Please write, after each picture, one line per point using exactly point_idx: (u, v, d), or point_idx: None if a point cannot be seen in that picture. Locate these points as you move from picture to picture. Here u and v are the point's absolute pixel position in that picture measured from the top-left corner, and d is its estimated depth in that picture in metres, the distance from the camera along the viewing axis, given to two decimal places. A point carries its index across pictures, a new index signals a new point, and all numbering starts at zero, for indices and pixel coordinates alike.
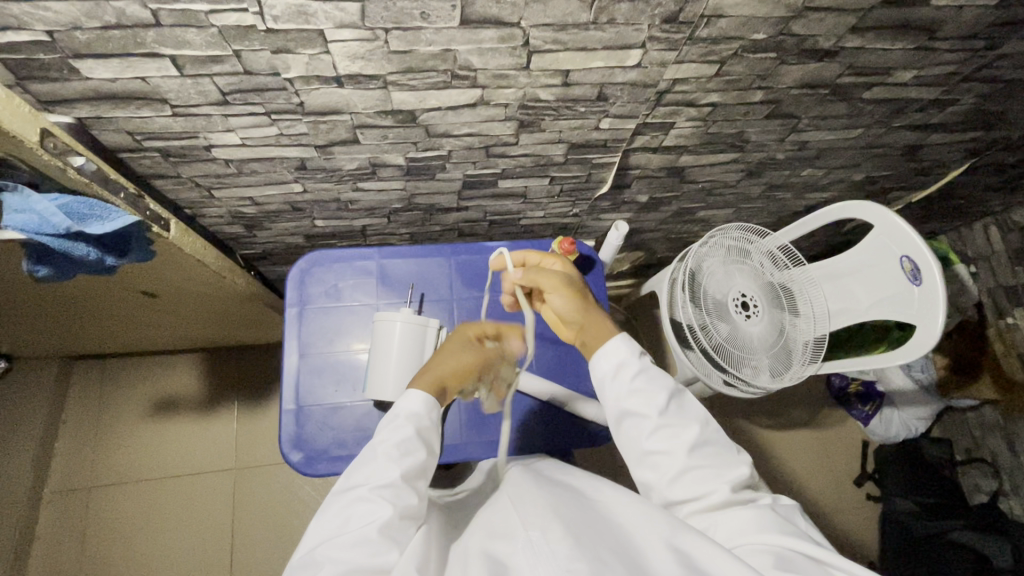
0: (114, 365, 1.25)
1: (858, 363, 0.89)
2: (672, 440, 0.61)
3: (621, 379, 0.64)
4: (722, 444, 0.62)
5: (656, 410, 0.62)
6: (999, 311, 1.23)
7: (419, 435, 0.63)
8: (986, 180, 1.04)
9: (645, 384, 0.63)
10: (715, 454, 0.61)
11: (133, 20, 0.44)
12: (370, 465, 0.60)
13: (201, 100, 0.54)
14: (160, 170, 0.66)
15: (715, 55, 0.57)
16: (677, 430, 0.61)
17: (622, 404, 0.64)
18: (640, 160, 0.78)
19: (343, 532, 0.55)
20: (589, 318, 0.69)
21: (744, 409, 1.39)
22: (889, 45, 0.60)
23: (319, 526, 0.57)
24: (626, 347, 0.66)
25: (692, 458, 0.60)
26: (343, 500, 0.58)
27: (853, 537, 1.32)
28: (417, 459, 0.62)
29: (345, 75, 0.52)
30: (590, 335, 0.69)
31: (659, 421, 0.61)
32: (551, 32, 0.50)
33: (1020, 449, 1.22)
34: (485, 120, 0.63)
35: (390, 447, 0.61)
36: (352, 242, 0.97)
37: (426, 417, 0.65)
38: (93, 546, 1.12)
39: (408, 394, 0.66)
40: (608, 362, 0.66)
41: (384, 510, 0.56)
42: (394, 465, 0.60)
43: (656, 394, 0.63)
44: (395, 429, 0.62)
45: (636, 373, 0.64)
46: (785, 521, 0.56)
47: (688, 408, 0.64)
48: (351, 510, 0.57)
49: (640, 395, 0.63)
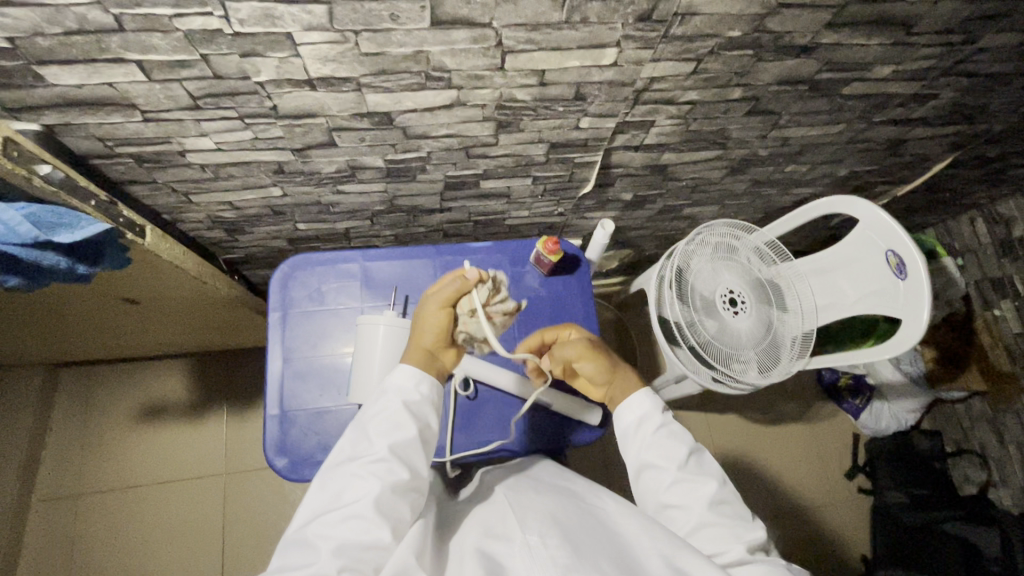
0: (100, 371, 1.24)
1: (847, 359, 0.88)
2: (690, 495, 0.62)
3: (644, 430, 0.66)
4: (740, 507, 0.62)
5: (676, 463, 0.63)
6: (986, 303, 1.23)
7: (409, 409, 0.62)
8: (970, 173, 1.05)
9: (666, 437, 0.65)
10: (732, 513, 0.61)
11: (96, 26, 0.43)
12: (361, 441, 0.60)
13: (171, 104, 0.53)
14: (135, 176, 0.65)
15: (691, 53, 0.56)
16: (694, 484, 0.62)
17: (642, 454, 0.65)
18: (622, 158, 0.77)
19: (333, 507, 0.56)
20: (617, 376, 0.71)
21: (735, 405, 1.39)
22: (865, 41, 0.60)
23: (313, 500, 0.58)
24: (650, 402, 0.68)
25: (708, 513, 0.60)
26: (335, 475, 0.58)
27: (846, 530, 1.32)
28: (406, 433, 0.61)
29: (317, 78, 0.52)
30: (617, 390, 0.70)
31: (677, 473, 0.62)
32: (524, 31, 0.50)
33: (1009, 440, 1.23)
34: (463, 121, 0.62)
35: (379, 422, 0.60)
36: (337, 244, 0.96)
37: (415, 391, 0.63)
38: (82, 553, 1.12)
39: (399, 368, 0.65)
40: (631, 414, 0.67)
41: (372, 485, 0.56)
42: (383, 440, 0.59)
43: (677, 448, 0.64)
44: (384, 404, 0.62)
45: (658, 427, 0.66)
46: None
47: (707, 466, 0.65)
48: (342, 486, 0.57)
49: (661, 446, 0.64)
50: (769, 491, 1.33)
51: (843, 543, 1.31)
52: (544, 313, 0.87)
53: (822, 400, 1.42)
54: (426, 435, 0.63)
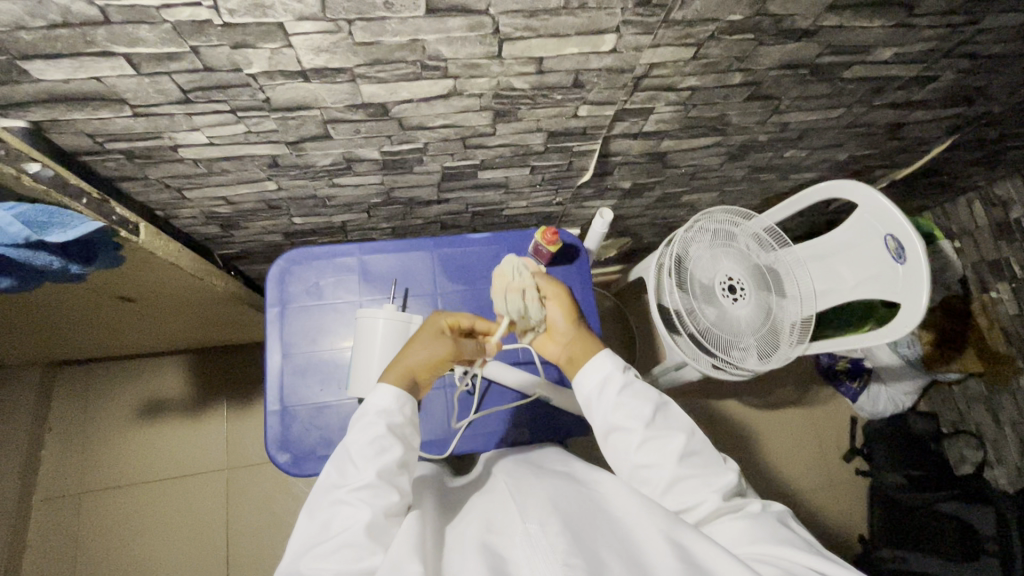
0: (98, 370, 1.23)
1: (843, 343, 0.89)
2: (660, 452, 0.62)
3: (607, 394, 0.65)
4: (710, 456, 0.63)
5: (642, 422, 0.63)
6: (983, 285, 1.24)
7: (393, 432, 0.62)
8: (968, 155, 1.04)
9: (629, 399, 0.65)
10: (702, 463, 0.62)
11: (81, 18, 0.42)
12: (346, 468, 0.60)
13: (162, 98, 0.52)
14: (126, 173, 0.64)
15: (692, 38, 0.55)
16: (662, 441, 0.62)
17: (609, 419, 0.65)
18: (621, 146, 0.77)
19: (324, 538, 0.55)
20: (580, 332, 0.70)
21: (734, 391, 1.40)
22: (868, 23, 0.59)
23: (303, 531, 0.57)
24: (610, 364, 0.68)
25: (680, 468, 0.61)
26: (324, 505, 0.58)
27: (844, 511, 1.34)
28: (393, 454, 0.61)
29: (310, 69, 0.51)
30: (577, 352, 0.69)
31: (645, 433, 0.63)
32: (522, 18, 0.49)
33: (1005, 420, 1.24)
34: (460, 111, 0.61)
35: (362, 448, 0.60)
36: (333, 237, 0.95)
37: (398, 412, 0.64)
38: (86, 552, 1.12)
39: (378, 389, 0.65)
40: (592, 378, 0.67)
41: (362, 513, 0.56)
42: (369, 465, 0.59)
43: (641, 407, 0.64)
44: (367, 430, 0.61)
45: (620, 388, 0.65)
46: (777, 526, 0.56)
47: (674, 420, 0.65)
48: (331, 515, 0.57)
49: (626, 408, 0.64)
50: (768, 475, 1.34)
51: (841, 524, 1.32)
52: None
53: (820, 384, 1.43)
54: (410, 459, 0.63)
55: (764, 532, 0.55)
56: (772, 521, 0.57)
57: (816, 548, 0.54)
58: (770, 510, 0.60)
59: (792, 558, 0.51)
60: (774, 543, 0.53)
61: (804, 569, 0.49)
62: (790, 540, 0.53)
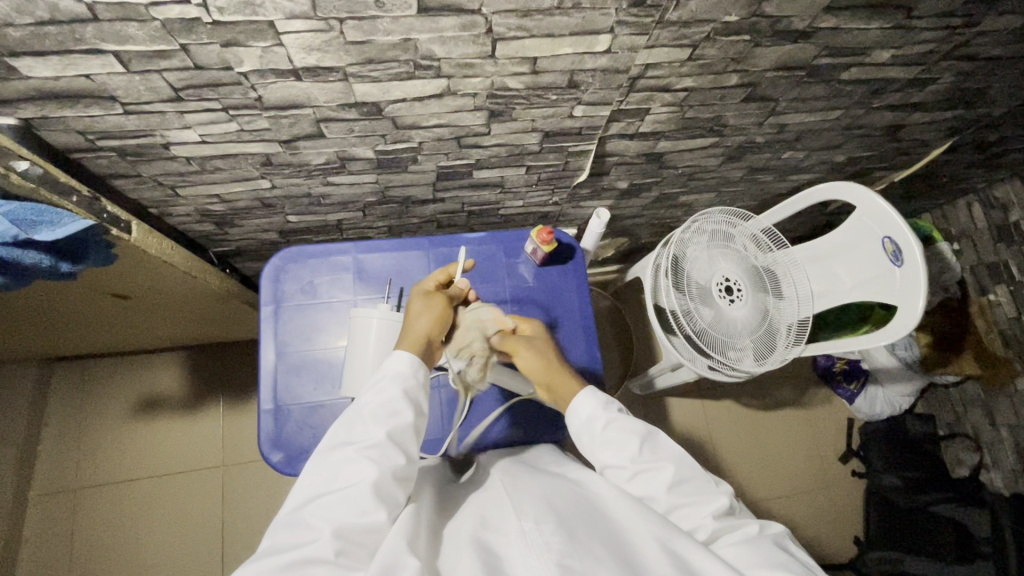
0: (94, 366, 1.23)
1: (840, 346, 0.88)
2: (651, 484, 0.62)
3: (595, 431, 0.66)
4: (702, 480, 0.62)
5: (630, 458, 0.63)
6: (982, 287, 1.23)
7: (406, 396, 0.62)
8: (968, 158, 1.04)
9: (615, 434, 0.65)
10: (693, 490, 0.61)
11: (68, 15, 0.41)
12: (355, 426, 0.60)
13: (152, 96, 0.52)
14: (118, 170, 0.63)
15: (687, 39, 0.55)
16: (652, 473, 0.62)
17: (600, 456, 0.65)
18: (617, 146, 0.76)
19: (329, 490, 0.55)
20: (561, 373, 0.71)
21: (730, 392, 1.40)
22: (865, 24, 0.58)
23: (306, 482, 0.57)
24: (593, 401, 0.67)
25: (671, 497, 0.61)
26: (329, 457, 0.57)
27: (840, 513, 1.34)
28: (405, 418, 0.61)
29: (302, 68, 0.50)
30: (562, 394, 0.70)
31: (634, 468, 0.63)
32: (515, 18, 0.48)
33: (1001, 423, 1.24)
34: (454, 110, 0.61)
35: (375, 408, 0.60)
36: (328, 236, 0.95)
37: (412, 378, 0.63)
38: (82, 548, 1.12)
39: (394, 355, 0.64)
40: (579, 417, 0.67)
41: (369, 470, 0.55)
42: (380, 425, 0.59)
43: (627, 442, 0.64)
44: (384, 392, 0.61)
45: (605, 425, 0.65)
46: (774, 548, 0.55)
47: (663, 449, 0.65)
48: (337, 469, 0.56)
49: (612, 445, 0.64)
50: (764, 476, 1.34)
51: (837, 525, 1.32)
52: (539, 304, 0.86)
53: (817, 385, 1.43)
54: (419, 424, 0.63)
55: (761, 557, 0.54)
56: (769, 546, 0.56)
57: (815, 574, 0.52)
58: (767, 532, 0.58)
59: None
60: (769, 565, 0.52)
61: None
62: (785, 564, 0.52)
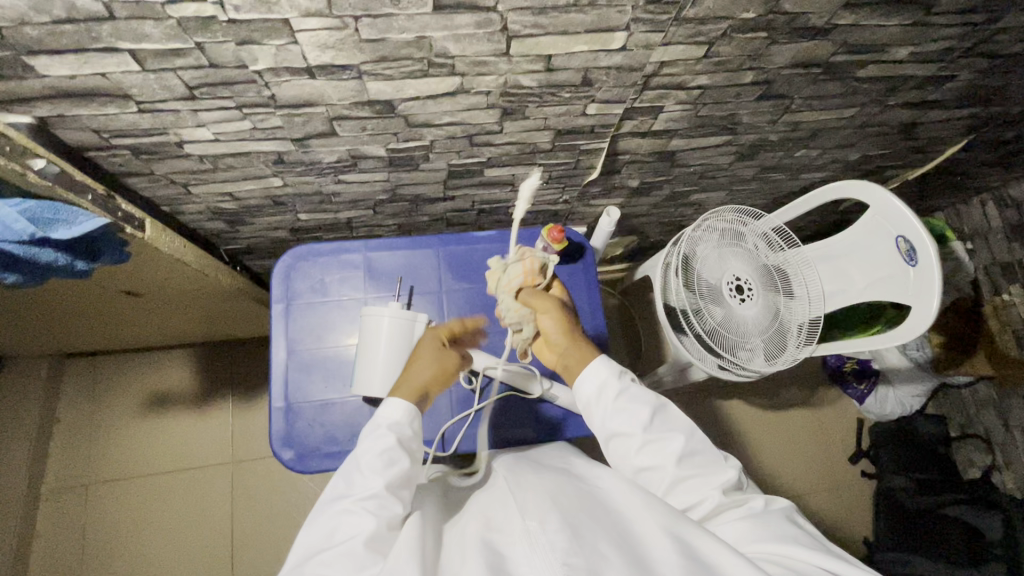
0: (104, 362, 1.24)
1: (853, 346, 0.88)
2: (660, 455, 0.62)
3: (606, 399, 0.64)
4: (710, 453, 0.63)
5: (641, 427, 0.62)
6: (996, 288, 1.22)
7: (401, 444, 0.62)
8: (983, 156, 1.02)
9: (626, 403, 0.64)
10: (701, 462, 0.62)
11: (86, 14, 0.41)
12: (354, 477, 0.60)
13: (167, 95, 0.52)
14: (132, 168, 0.64)
15: (703, 36, 0.54)
16: (662, 443, 0.62)
17: (607, 426, 0.64)
18: (629, 145, 0.76)
19: (328, 546, 0.55)
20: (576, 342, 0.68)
21: (739, 391, 1.39)
22: (884, 21, 0.58)
23: (306, 538, 0.57)
24: (607, 369, 0.66)
25: (680, 469, 0.61)
26: (328, 512, 0.58)
27: (848, 513, 1.33)
28: (401, 467, 0.61)
29: (316, 66, 0.50)
30: (571, 357, 0.68)
31: (644, 437, 0.62)
32: (530, 16, 0.48)
33: (1014, 424, 1.23)
34: (466, 108, 0.60)
35: (372, 458, 0.60)
36: (339, 234, 0.95)
37: (407, 425, 0.64)
38: (93, 544, 1.13)
39: (388, 403, 0.64)
40: (590, 383, 0.65)
41: (366, 524, 0.56)
42: (378, 476, 0.59)
43: (639, 412, 0.63)
44: (376, 441, 0.61)
45: (618, 394, 0.64)
46: (779, 524, 0.57)
47: (672, 420, 0.64)
48: (335, 523, 0.57)
49: (624, 414, 0.63)
50: (772, 476, 1.34)
51: (845, 527, 1.32)
52: None
53: (827, 385, 1.42)
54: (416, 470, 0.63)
55: (769, 532, 0.56)
56: (777, 521, 0.57)
57: (821, 545, 0.54)
58: (773, 508, 0.60)
59: (795, 557, 0.52)
60: (777, 542, 0.54)
61: (809, 567, 0.51)
62: (793, 539, 0.54)
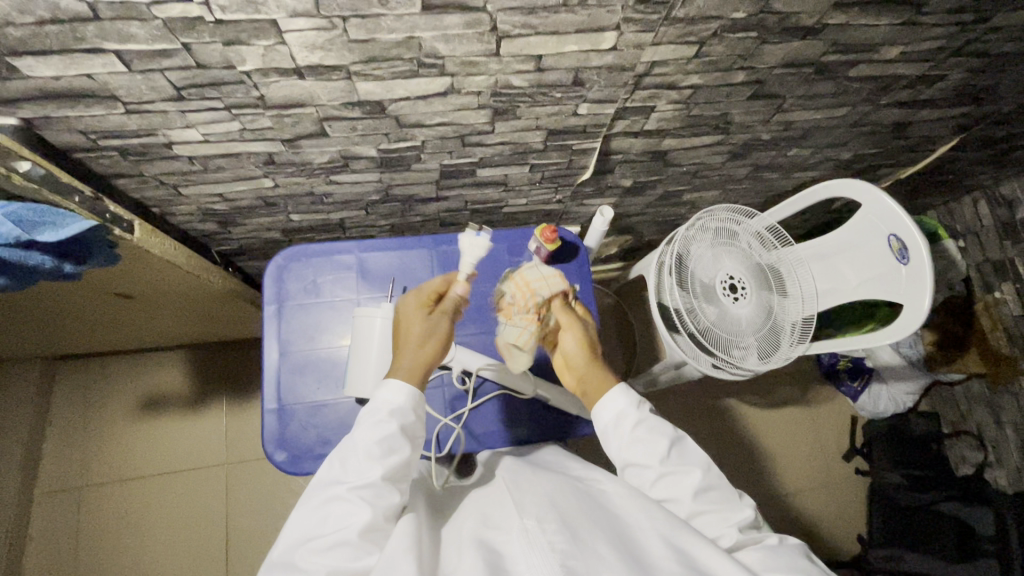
0: (97, 364, 1.23)
1: (848, 345, 0.87)
2: (676, 488, 0.61)
3: (622, 430, 0.63)
4: (727, 490, 0.62)
5: (658, 458, 0.62)
6: (988, 286, 1.22)
7: (404, 432, 0.61)
8: (974, 155, 1.03)
9: (645, 433, 0.63)
10: (718, 498, 0.61)
11: (70, 14, 0.41)
12: (350, 462, 0.59)
13: (155, 96, 0.51)
14: (120, 170, 0.63)
15: (694, 36, 0.54)
16: (678, 477, 0.62)
17: (623, 454, 0.64)
18: (622, 144, 0.76)
19: (322, 532, 0.55)
20: (593, 368, 0.67)
21: (733, 390, 1.39)
22: (874, 21, 0.58)
23: (300, 522, 0.57)
24: (625, 399, 0.65)
25: (695, 504, 0.60)
26: (324, 498, 0.57)
27: (843, 510, 1.33)
28: (401, 456, 0.60)
29: (304, 66, 0.50)
30: (590, 386, 0.67)
31: (660, 469, 0.62)
32: (520, 15, 0.48)
33: (1006, 421, 1.23)
34: (458, 108, 0.60)
35: (371, 446, 0.58)
36: (332, 234, 0.95)
37: (409, 410, 0.62)
38: (87, 545, 1.13)
39: (388, 384, 0.62)
40: (608, 412, 0.65)
41: (362, 512, 0.55)
42: (376, 464, 0.58)
43: (657, 442, 0.63)
44: (378, 428, 0.60)
45: (635, 424, 0.63)
46: (794, 557, 0.55)
47: (690, 455, 0.64)
48: (330, 510, 0.56)
49: (640, 444, 0.63)
50: (766, 474, 1.34)
51: (840, 524, 1.32)
52: None
53: (821, 383, 1.42)
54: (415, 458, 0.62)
55: (785, 563, 0.54)
56: (792, 555, 0.55)
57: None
58: (787, 544, 0.58)
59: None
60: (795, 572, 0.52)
61: None
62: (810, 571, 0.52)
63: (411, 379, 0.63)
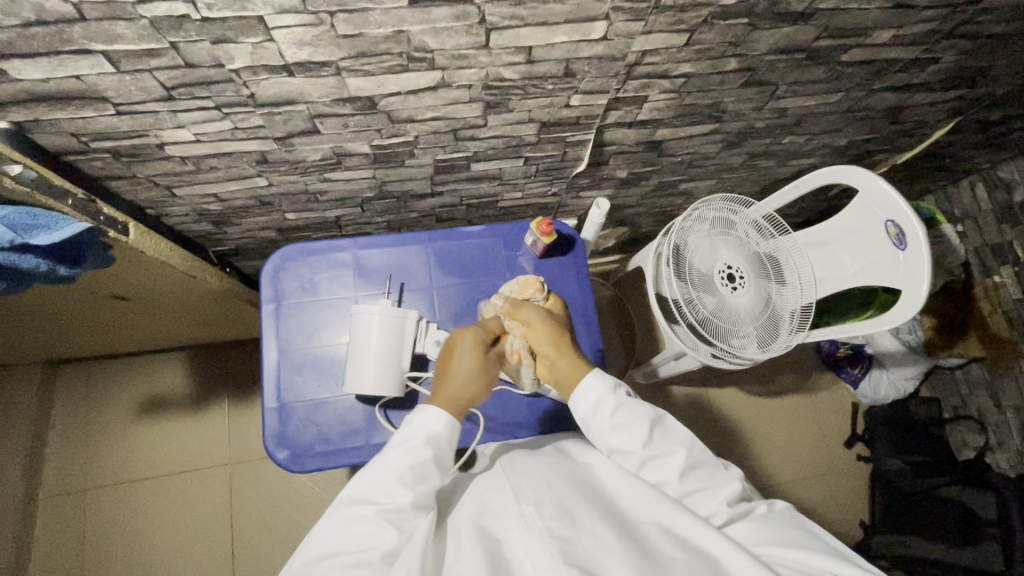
0: (99, 367, 1.23)
1: (845, 331, 0.88)
2: (662, 471, 0.61)
3: (601, 417, 0.64)
4: (712, 465, 0.62)
5: (640, 443, 0.62)
6: (986, 269, 1.22)
7: (436, 460, 0.62)
8: (971, 139, 1.03)
9: (626, 417, 0.63)
10: (705, 475, 0.61)
11: (56, 16, 0.41)
12: (379, 482, 0.59)
13: (144, 96, 0.51)
14: (113, 171, 0.63)
15: (684, 24, 0.54)
16: (662, 459, 0.62)
17: (607, 441, 0.64)
18: (615, 135, 0.75)
19: (344, 550, 0.55)
20: (568, 358, 0.69)
21: (733, 380, 1.40)
22: (865, 5, 0.57)
23: (320, 535, 0.57)
24: (601, 385, 0.66)
25: (683, 484, 0.60)
26: (348, 514, 0.58)
27: (844, 497, 1.34)
28: (431, 484, 0.60)
29: (294, 63, 0.50)
30: (566, 376, 0.68)
31: (643, 454, 0.62)
32: (508, 7, 0.47)
33: (1006, 404, 1.23)
34: (449, 102, 0.60)
35: (404, 470, 0.59)
36: (328, 233, 0.95)
37: (443, 440, 0.63)
38: (93, 548, 1.13)
39: (428, 412, 0.64)
40: (585, 402, 0.65)
41: (387, 535, 0.55)
42: (407, 489, 0.59)
43: (638, 427, 0.62)
44: (411, 453, 0.60)
45: (614, 410, 0.64)
46: (782, 527, 0.57)
47: (672, 433, 0.63)
48: (354, 528, 0.56)
49: (621, 430, 0.63)
50: (768, 463, 1.35)
51: (842, 511, 1.33)
52: None
53: (821, 371, 1.43)
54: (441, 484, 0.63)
55: (769, 534, 0.56)
56: (779, 523, 0.57)
57: (823, 544, 0.54)
58: (775, 512, 0.60)
59: (798, 562, 0.52)
60: (781, 544, 0.54)
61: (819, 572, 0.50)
62: (794, 539, 0.54)
63: (447, 412, 0.64)
